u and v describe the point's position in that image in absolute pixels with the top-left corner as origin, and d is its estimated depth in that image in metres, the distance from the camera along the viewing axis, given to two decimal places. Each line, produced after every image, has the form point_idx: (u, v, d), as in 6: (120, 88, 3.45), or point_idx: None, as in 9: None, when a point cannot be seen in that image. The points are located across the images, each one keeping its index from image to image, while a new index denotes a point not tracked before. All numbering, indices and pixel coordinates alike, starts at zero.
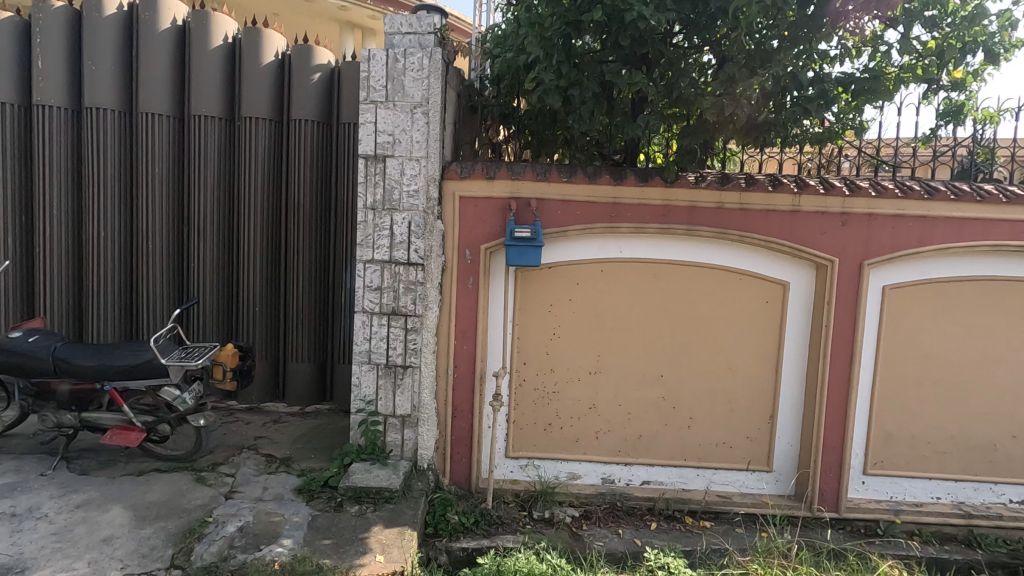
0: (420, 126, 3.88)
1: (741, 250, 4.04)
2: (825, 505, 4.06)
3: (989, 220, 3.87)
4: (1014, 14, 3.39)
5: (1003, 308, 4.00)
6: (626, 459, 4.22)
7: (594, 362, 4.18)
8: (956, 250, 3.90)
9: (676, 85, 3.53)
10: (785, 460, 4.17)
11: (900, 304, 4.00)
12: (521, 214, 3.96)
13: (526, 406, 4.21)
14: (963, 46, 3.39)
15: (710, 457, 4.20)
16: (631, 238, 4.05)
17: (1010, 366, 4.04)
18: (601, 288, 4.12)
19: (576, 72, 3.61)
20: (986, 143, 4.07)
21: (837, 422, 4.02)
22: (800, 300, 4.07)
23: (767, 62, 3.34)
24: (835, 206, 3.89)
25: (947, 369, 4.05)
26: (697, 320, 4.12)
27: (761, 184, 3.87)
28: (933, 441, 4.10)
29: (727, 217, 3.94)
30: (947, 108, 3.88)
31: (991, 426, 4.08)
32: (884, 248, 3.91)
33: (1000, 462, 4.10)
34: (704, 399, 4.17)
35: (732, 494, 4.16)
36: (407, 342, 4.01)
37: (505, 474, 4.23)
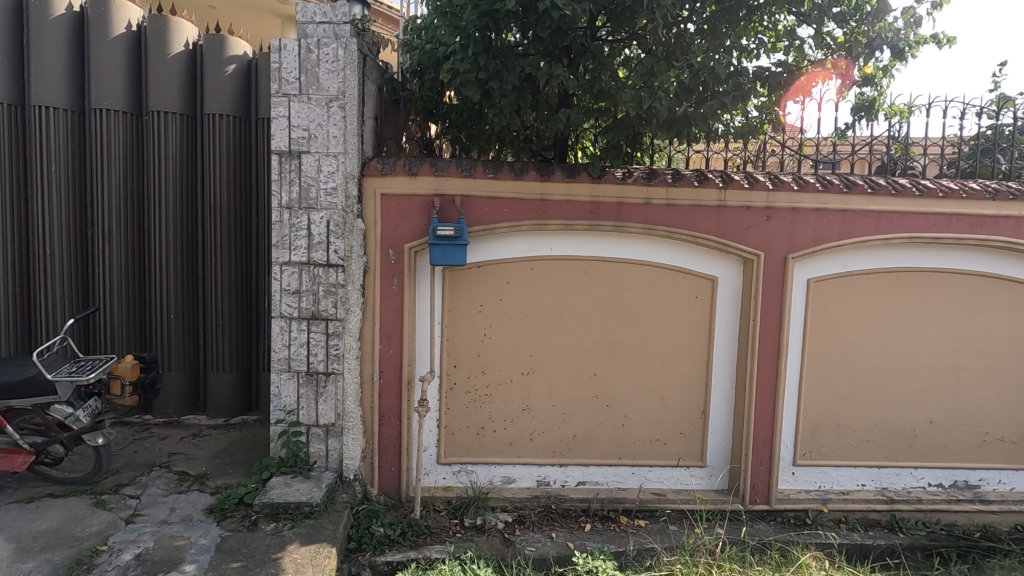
0: (337, 120, 3.69)
1: (670, 246, 4.02)
2: (757, 497, 4.09)
3: (904, 212, 3.97)
4: (917, 11, 3.56)
5: (919, 297, 4.12)
6: (561, 460, 4.15)
7: (527, 363, 4.09)
8: (874, 242, 3.98)
9: (598, 78, 3.51)
10: (717, 454, 4.18)
11: (823, 296, 4.08)
12: (446, 212, 3.83)
13: (458, 410, 4.09)
14: (870, 41, 3.52)
15: (644, 455, 4.17)
16: (560, 236, 3.98)
17: (927, 353, 4.16)
18: (531, 287, 4.03)
19: (496, 62, 3.50)
20: (902, 138, 4.19)
21: (766, 416, 4.06)
22: (728, 294, 4.09)
23: (682, 53, 3.41)
24: (760, 201, 3.91)
25: (869, 359, 4.15)
26: (628, 317, 4.08)
27: (687, 179, 3.86)
28: (857, 429, 4.19)
29: (655, 213, 3.91)
30: (861, 103, 3.98)
31: (911, 412, 4.20)
32: (807, 241, 3.96)
33: (920, 447, 4.23)
34: (638, 396, 4.14)
35: (666, 491, 4.15)
36: (329, 347, 3.81)
37: (437, 481, 4.10)
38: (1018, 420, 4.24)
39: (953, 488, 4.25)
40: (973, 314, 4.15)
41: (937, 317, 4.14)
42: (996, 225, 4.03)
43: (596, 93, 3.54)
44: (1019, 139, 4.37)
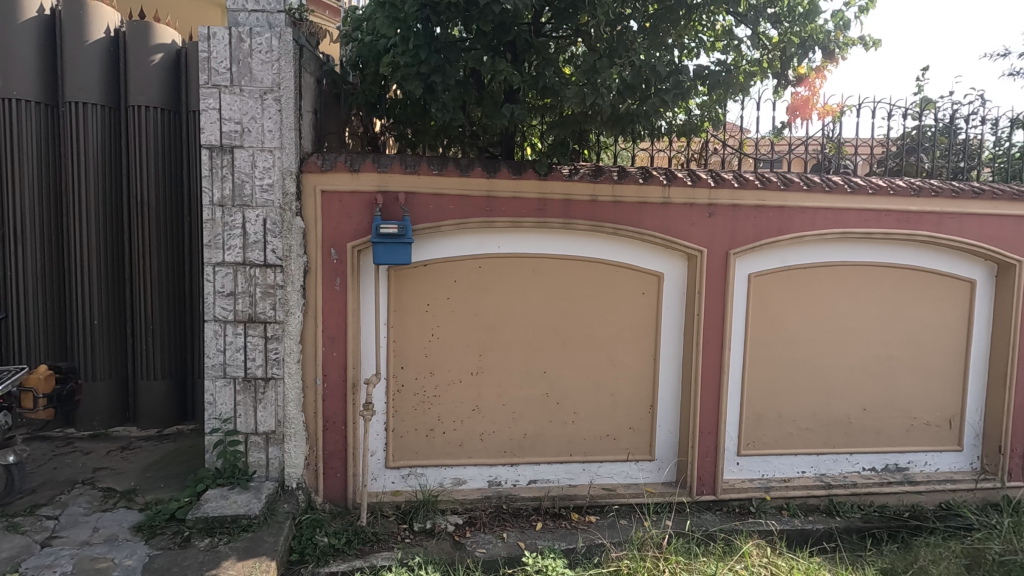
0: (272, 114, 3.52)
1: (617, 243, 4.05)
2: (704, 488, 4.17)
3: (838, 209, 4.12)
4: (845, 15, 3.71)
5: (851, 290, 4.30)
6: (512, 459, 4.12)
7: (476, 363, 4.03)
8: (810, 238, 4.13)
9: (542, 74, 3.51)
10: (666, 447, 4.24)
11: (763, 291, 4.20)
12: (389, 209, 3.72)
13: (406, 413, 3.99)
14: (802, 41, 3.62)
15: (595, 451, 4.19)
16: (508, 234, 3.94)
17: (860, 343, 4.35)
18: (480, 285, 3.97)
19: (439, 58, 3.47)
20: (835, 138, 4.36)
21: (711, 408, 4.14)
22: (674, 290, 4.15)
23: (625, 49, 3.39)
24: (702, 198, 3.99)
25: (807, 351, 4.30)
26: (577, 314, 4.09)
27: (632, 176, 3.90)
28: (797, 419, 4.34)
29: (602, 210, 3.92)
30: (795, 103, 4.11)
31: (846, 400, 4.38)
32: (748, 237, 4.07)
33: (854, 434, 4.42)
34: (588, 392, 4.16)
35: (616, 486, 4.18)
36: (268, 351, 3.64)
37: (386, 486, 4.00)
38: (942, 405, 4.48)
39: (885, 471, 4.46)
40: (901, 305, 4.37)
41: (868, 309, 4.33)
42: (921, 220, 4.23)
43: (541, 89, 3.55)
44: (940, 139, 4.61)
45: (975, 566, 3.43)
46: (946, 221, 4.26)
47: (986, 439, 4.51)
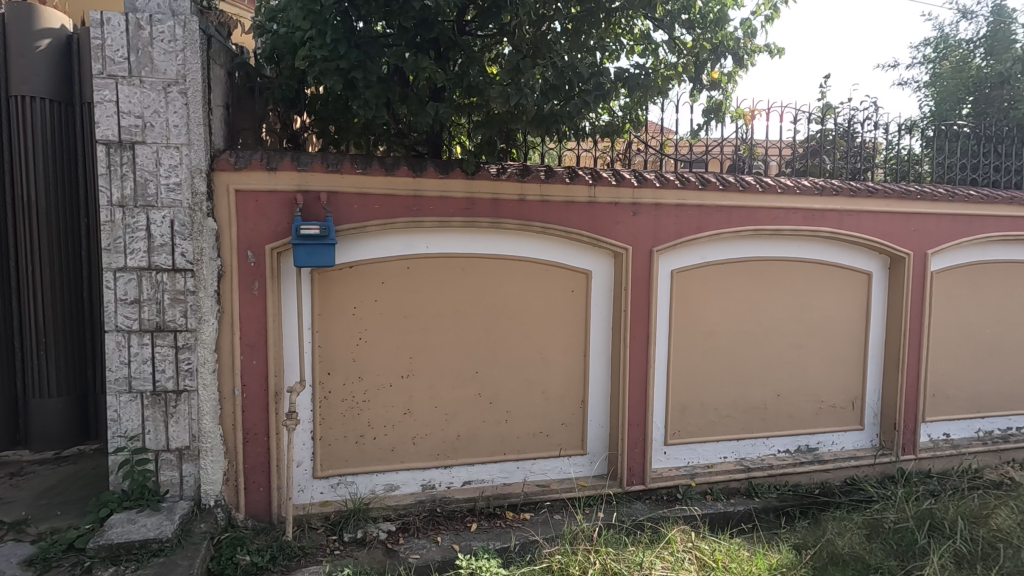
0: (177, 108, 3.29)
1: (545, 242, 4.10)
2: (634, 479, 4.30)
3: (751, 207, 4.37)
4: (753, 24, 3.92)
5: (764, 283, 4.57)
6: (446, 462, 4.07)
7: (407, 365, 3.95)
8: (727, 235, 4.35)
9: (466, 73, 3.49)
10: (597, 441, 4.34)
11: (685, 286, 4.38)
12: (310, 209, 3.58)
13: (333, 420, 3.85)
14: (714, 47, 3.82)
15: (528, 448, 4.22)
16: (436, 234, 3.89)
17: (773, 333, 4.63)
18: (409, 286, 3.90)
19: (360, 52, 3.38)
20: (747, 139, 4.63)
21: (640, 401, 4.27)
22: (601, 287, 4.25)
23: (547, 50, 3.42)
24: (626, 197, 4.10)
25: (726, 342, 4.53)
26: (507, 313, 4.10)
27: (559, 176, 3.95)
28: (718, 407, 4.57)
29: (529, 209, 3.94)
30: (710, 106, 4.31)
31: (762, 387, 4.65)
32: (670, 235, 4.22)
33: (770, 419, 4.70)
34: (520, 391, 4.18)
35: (550, 482, 4.23)
36: (179, 362, 3.41)
37: (313, 497, 3.84)
38: (846, 388, 4.85)
39: (797, 452, 4.77)
40: (808, 297, 4.69)
41: (779, 301, 4.62)
42: (825, 217, 4.55)
43: (466, 87, 3.53)
44: (840, 142, 4.99)
45: (874, 534, 3.72)
46: (845, 218, 4.60)
47: (884, 418, 4.93)
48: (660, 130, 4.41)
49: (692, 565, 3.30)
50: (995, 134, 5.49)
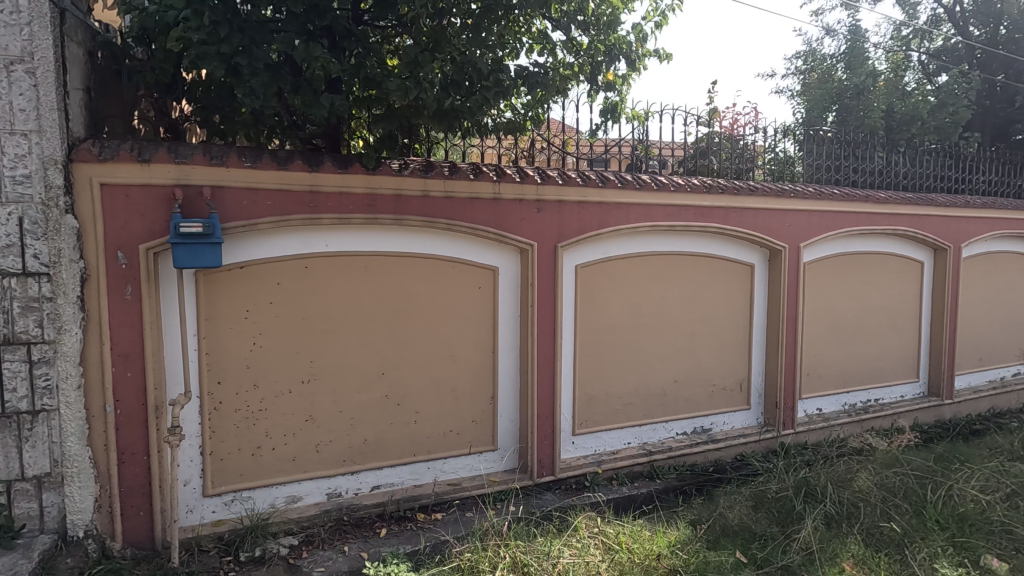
0: (23, 89, 2.90)
1: (451, 238, 4.05)
2: (544, 471, 4.38)
3: (647, 204, 4.59)
4: (644, 29, 4.14)
5: (660, 276, 4.83)
6: (352, 468, 3.92)
7: (307, 370, 3.76)
8: (626, 231, 4.55)
9: (363, 64, 3.36)
10: (507, 436, 4.38)
11: (589, 280, 4.53)
12: (192, 206, 3.28)
13: (226, 432, 3.58)
14: (608, 50, 3.98)
15: (439, 448, 4.17)
16: (336, 231, 3.72)
17: (670, 323, 4.91)
18: (307, 287, 3.70)
19: (243, 37, 3.17)
20: (642, 140, 4.87)
21: (548, 394, 4.35)
22: (508, 283, 4.28)
23: (446, 45, 3.40)
24: (531, 194, 4.16)
25: (627, 333, 4.74)
26: (414, 313, 4.01)
27: (463, 172, 3.92)
28: (622, 395, 4.77)
29: (434, 206, 3.89)
30: (607, 106, 4.49)
31: (661, 374, 4.92)
32: (573, 232, 4.34)
33: (669, 404, 4.98)
34: (429, 390, 4.11)
35: (461, 480, 4.21)
36: (35, 379, 3.04)
37: (204, 517, 3.55)
38: (734, 371, 5.25)
39: (694, 434, 5.10)
40: (700, 288, 5.02)
41: (675, 293, 4.91)
42: (713, 214, 4.89)
43: (363, 80, 3.40)
44: (725, 144, 5.39)
45: (759, 504, 4.05)
46: (731, 215, 4.97)
47: (767, 397, 5.39)
48: (562, 126, 4.54)
49: (597, 550, 3.42)
50: (853, 139, 6.17)
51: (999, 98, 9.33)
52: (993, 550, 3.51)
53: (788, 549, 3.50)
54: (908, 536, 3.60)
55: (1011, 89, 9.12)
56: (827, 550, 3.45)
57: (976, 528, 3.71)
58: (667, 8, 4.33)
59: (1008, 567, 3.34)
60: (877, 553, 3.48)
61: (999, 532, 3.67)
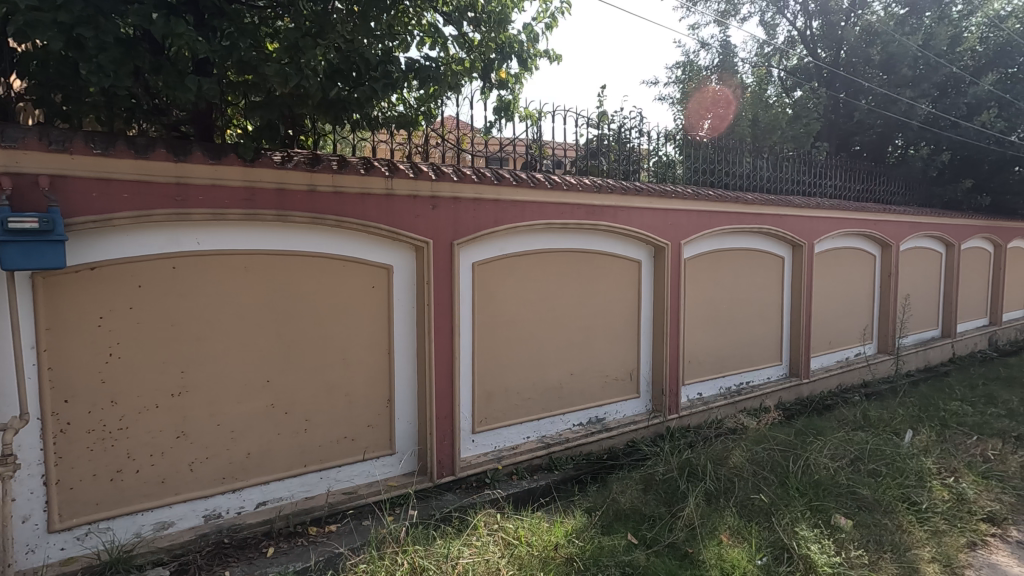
0: None
1: (341, 236, 3.86)
2: (444, 471, 4.32)
3: (542, 202, 4.68)
4: (535, 30, 4.27)
5: (555, 272, 4.95)
6: (234, 486, 3.60)
7: (178, 382, 3.39)
8: (522, 228, 4.61)
9: (236, 46, 3.03)
10: (405, 438, 4.27)
11: (486, 278, 4.53)
12: (26, 198, 2.83)
13: (76, 457, 3.13)
14: (500, 47, 4.02)
15: (331, 456, 3.96)
16: (209, 228, 3.39)
17: (565, 318, 5.06)
18: (175, 290, 3.33)
19: (87, 5, 2.77)
20: (536, 139, 4.97)
21: (447, 394, 4.30)
22: (403, 282, 4.17)
23: (329, 30, 3.20)
24: (425, 190, 4.07)
25: (524, 329, 4.80)
26: (302, 315, 3.77)
27: (352, 166, 3.74)
28: (520, 390, 4.83)
29: (321, 201, 3.67)
30: (500, 103, 4.54)
31: (557, 368, 5.05)
32: (469, 229, 4.32)
33: (565, 396, 5.12)
34: (320, 396, 3.89)
35: (356, 488, 4.04)
36: None
37: (50, 557, 3.09)
38: (625, 362, 5.53)
39: (589, 424, 5.29)
40: (592, 283, 5.22)
41: (569, 289, 5.06)
42: (603, 212, 5.10)
43: (237, 63, 3.07)
44: (614, 146, 5.66)
45: (648, 486, 4.29)
46: (619, 213, 5.21)
47: (654, 385, 5.74)
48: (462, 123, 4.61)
49: (496, 546, 3.42)
50: (726, 145, 6.73)
51: (842, 113, 10.68)
52: (841, 510, 4.00)
53: (674, 527, 3.73)
54: (774, 504, 3.98)
55: (851, 105, 10.47)
56: (707, 524, 3.72)
57: (828, 491, 4.21)
58: (556, 10, 4.57)
59: (852, 523, 3.82)
60: (748, 522, 3.81)
61: (846, 493, 4.18)
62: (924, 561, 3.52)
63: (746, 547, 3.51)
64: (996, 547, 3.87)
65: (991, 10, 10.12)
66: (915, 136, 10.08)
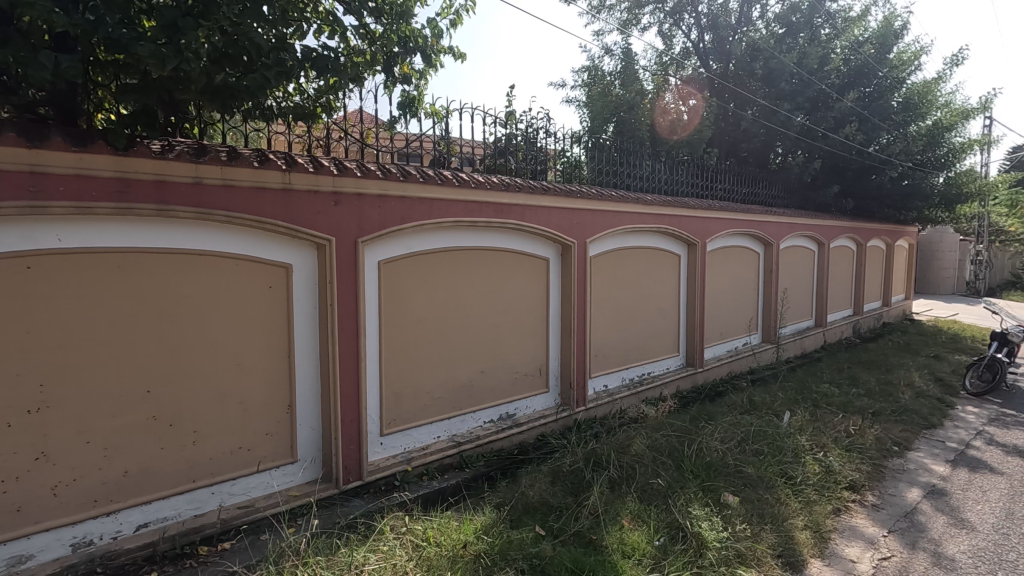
0: None
1: (233, 233, 3.61)
2: (350, 476, 4.18)
3: (449, 200, 4.66)
4: (438, 26, 4.27)
5: (463, 270, 4.94)
6: (108, 509, 3.26)
7: (36, 397, 3.00)
8: (429, 226, 4.55)
9: (102, 20, 2.74)
10: (307, 445, 4.09)
11: (392, 276, 4.43)
12: None
13: None
14: (402, 40, 3.96)
15: (225, 469, 3.70)
16: (73, 223, 3.03)
17: (475, 316, 5.07)
18: (32, 293, 2.95)
19: None
20: (443, 135, 4.94)
21: (353, 397, 4.16)
22: (302, 281, 3.97)
23: (213, 10, 2.94)
24: (326, 185, 3.90)
25: (434, 327, 4.75)
26: (188, 318, 3.48)
27: (245, 159, 3.50)
28: (430, 390, 4.77)
29: (209, 195, 3.40)
30: (404, 99, 4.50)
31: (467, 366, 5.05)
32: (374, 226, 4.20)
33: (475, 394, 5.14)
34: (210, 405, 3.61)
35: (253, 501, 3.80)
36: None
37: None
38: (534, 357, 5.64)
39: (499, 420, 5.34)
40: (502, 281, 5.27)
41: (478, 286, 5.07)
42: (512, 211, 5.17)
43: (104, 40, 2.78)
44: (522, 145, 5.75)
45: (556, 478, 4.41)
46: (527, 212, 5.30)
47: (563, 379, 5.91)
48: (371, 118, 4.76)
49: (403, 549, 3.36)
50: (628, 148, 7.08)
51: (731, 122, 11.58)
52: (729, 488, 4.34)
53: (579, 515, 3.87)
54: (671, 487, 4.24)
55: (738, 115, 11.44)
56: (610, 511, 3.90)
57: (718, 471, 4.55)
58: (460, 8, 4.60)
59: (738, 500, 4.16)
60: (648, 505, 4.02)
61: (734, 473, 4.54)
62: (798, 529, 3.91)
63: (645, 530, 3.71)
64: (855, 511, 4.37)
65: (851, 35, 11.39)
66: (792, 145, 11.16)
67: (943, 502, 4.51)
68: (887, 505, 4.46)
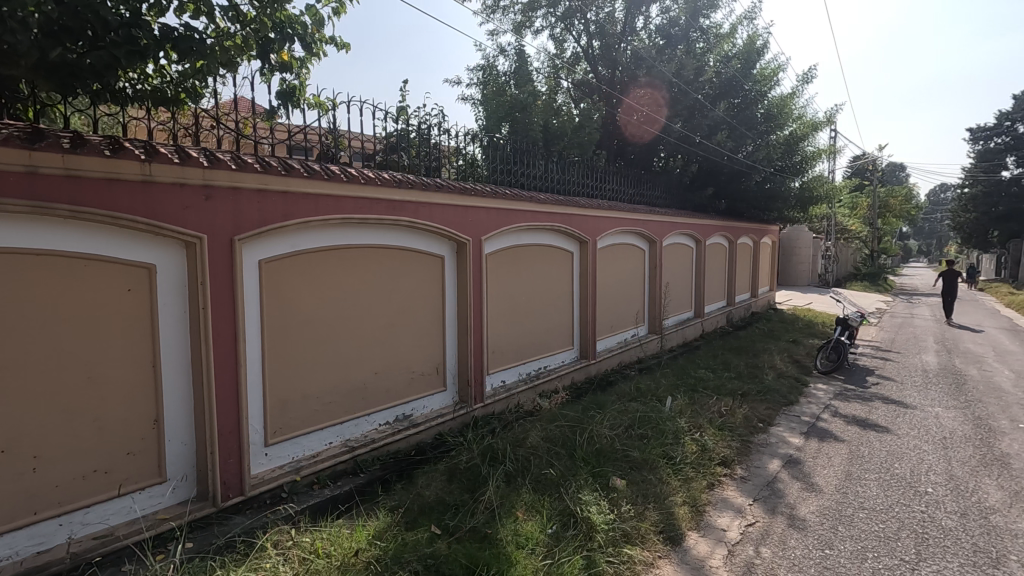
0: None
1: (80, 229, 3.19)
2: (230, 492, 3.88)
3: (337, 196, 4.46)
4: (318, 13, 4.08)
5: (354, 269, 4.76)
6: None
7: None
8: (316, 223, 4.33)
9: None
10: (179, 462, 3.73)
11: (274, 276, 4.17)
12: None
13: None
14: (278, 26, 3.74)
15: (76, 496, 3.27)
16: None
17: (367, 316, 4.91)
18: None
19: None
20: (329, 128, 4.73)
21: (231, 407, 3.87)
22: (169, 282, 3.61)
23: None
24: (195, 178, 3.58)
25: (323, 329, 4.53)
26: (23, 327, 3.02)
27: (94, 147, 3.12)
28: (320, 395, 4.55)
29: (48, 186, 2.98)
30: (283, 88, 4.26)
31: (360, 368, 4.88)
32: (252, 223, 3.92)
33: (369, 396, 4.99)
34: (55, 424, 3.17)
35: (113, 530, 3.40)
36: None
37: None
38: (431, 356, 5.59)
39: (396, 422, 5.22)
40: (395, 279, 5.15)
41: (370, 285, 4.92)
42: (404, 208, 5.06)
43: None
44: (415, 141, 5.65)
45: (452, 476, 4.41)
46: (420, 209, 5.22)
47: (461, 376, 5.92)
48: (248, 106, 4.47)
49: (288, 565, 3.19)
50: (522, 147, 7.21)
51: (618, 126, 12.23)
52: (618, 472, 4.58)
53: (475, 511, 3.90)
54: (564, 476, 4.40)
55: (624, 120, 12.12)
56: (505, 504, 3.97)
57: (608, 457, 4.79)
58: None
59: (626, 483, 4.40)
60: (542, 495, 4.14)
61: (622, 458, 4.80)
62: (678, 505, 4.23)
63: (539, 519, 3.81)
64: (727, 484, 4.81)
65: (722, 50, 12.45)
66: (672, 149, 12.02)
67: (798, 469, 5.09)
68: (752, 476, 4.96)
